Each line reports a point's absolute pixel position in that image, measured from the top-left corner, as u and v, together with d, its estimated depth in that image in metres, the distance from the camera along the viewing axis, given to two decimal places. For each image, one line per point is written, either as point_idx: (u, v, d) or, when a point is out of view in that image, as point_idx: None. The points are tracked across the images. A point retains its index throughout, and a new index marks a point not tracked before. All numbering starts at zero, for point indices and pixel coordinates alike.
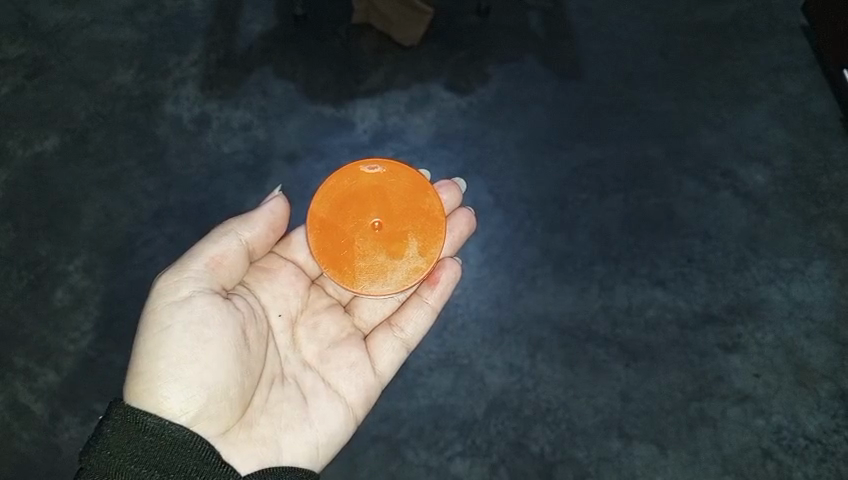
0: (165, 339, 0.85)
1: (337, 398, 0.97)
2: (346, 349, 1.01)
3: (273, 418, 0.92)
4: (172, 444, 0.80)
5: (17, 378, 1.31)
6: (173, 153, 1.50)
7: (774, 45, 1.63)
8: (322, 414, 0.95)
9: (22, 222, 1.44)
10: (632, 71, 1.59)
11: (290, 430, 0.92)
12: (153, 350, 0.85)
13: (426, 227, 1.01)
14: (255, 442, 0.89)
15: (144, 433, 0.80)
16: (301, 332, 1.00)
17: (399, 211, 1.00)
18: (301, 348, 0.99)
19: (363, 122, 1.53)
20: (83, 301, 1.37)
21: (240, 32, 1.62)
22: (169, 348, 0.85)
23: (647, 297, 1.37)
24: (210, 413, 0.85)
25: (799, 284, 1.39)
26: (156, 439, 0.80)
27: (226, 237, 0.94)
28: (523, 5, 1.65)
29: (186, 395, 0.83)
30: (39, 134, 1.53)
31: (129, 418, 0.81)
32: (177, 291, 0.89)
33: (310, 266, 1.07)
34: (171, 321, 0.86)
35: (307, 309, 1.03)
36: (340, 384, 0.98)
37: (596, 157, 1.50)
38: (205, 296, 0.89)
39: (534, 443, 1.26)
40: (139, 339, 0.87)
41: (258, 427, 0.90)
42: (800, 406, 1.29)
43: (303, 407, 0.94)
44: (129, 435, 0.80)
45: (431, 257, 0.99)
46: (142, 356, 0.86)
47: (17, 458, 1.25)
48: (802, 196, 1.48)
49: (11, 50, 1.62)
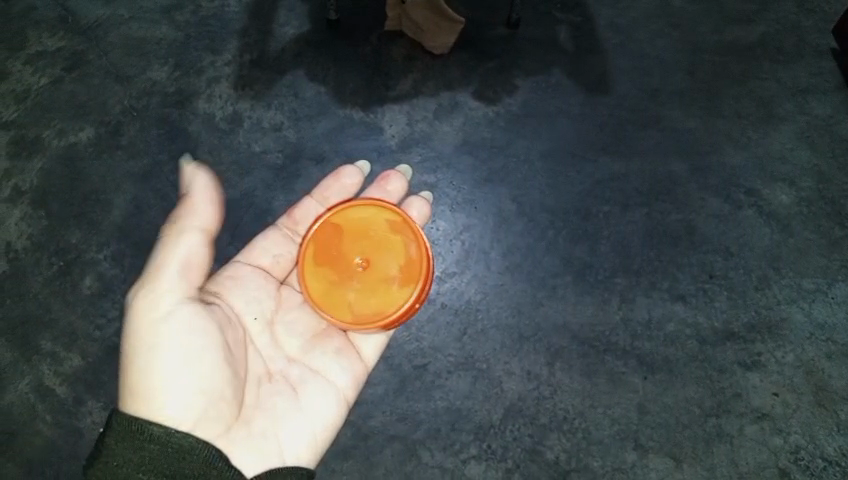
0: (159, 355, 0.90)
1: (328, 386, 1.02)
2: (328, 337, 1.06)
3: (266, 413, 0.96)
4: (176, 452, 0.83)
5: (43, 361, 1.33)
6: (204, 149, 1.53)
7: (804, 67, 1.64)
8: (312, 399, 1.00)
9: (53, 210, 1.47)
10: (659, 88, 1.61)
11: (287, 422, 0.96)
12: (144, 361, 0.90)
13: (328, 271, 1.06)
14: (259, 437, 0.93)
15: (151, 442, 0.82)
16: (279, 331, 1.04)
17: (369, 246, 1.07)
18: (284, 346, 1.03)
19: (391, 127, 1.55)
20: (111, 289, 1.40)
21: (273, 35, 1.66)
22: (169, 362, 0.89)
23: (667, 311, 1.38)
24: (212, 415, 0.89)
25: (821, 305, 1.39)
26: (162, 445, 0.83)
27: (187, 235, 0.94)
28: (553, 18, 1.67)
29: (197, 407, 0.89)
30: (74, 126, 1.56)
31: (134, 428, 0.83)
32: (160, 307, 0.92)
33: (275, 269, 1.11)
34: (150, 336, 0.91)
35: (282, 308, 1.06)
36: (330, 371, 1.04)
37: (621, 170, 1.51)
38: (186, 305, 0.92)
39: (549, 450, 1.26)
40: (136, 357, 0.91)
41: (256, 424, 0.94)
42: (818, 428, 1.28)
43: (294, 399, 0.98)
44: (135, 444, 0.82)
45: (325, 293, 1.05)
46: (145, 372, 0.89)
47: (40, 440, 1.27)
48: (826, 217, 1.48)
49: (49, 43, 1.67)
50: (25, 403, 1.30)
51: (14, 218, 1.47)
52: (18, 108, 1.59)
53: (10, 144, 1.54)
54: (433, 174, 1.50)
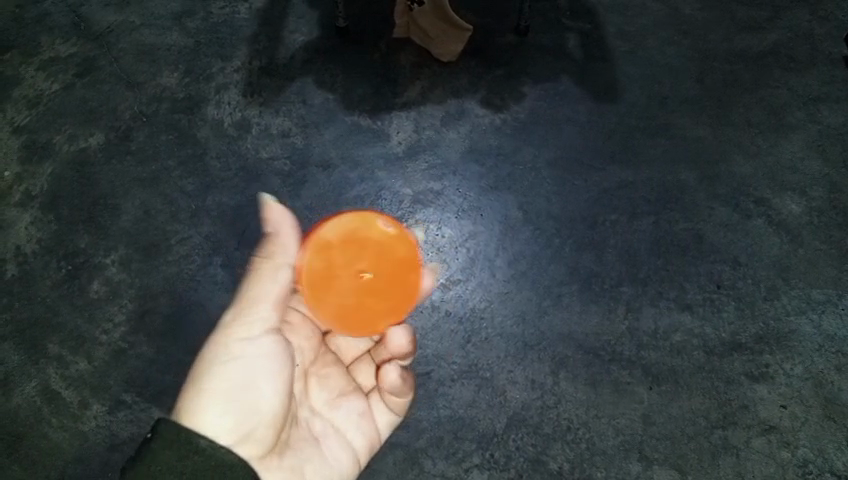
0: (227, 369, 0.91)
1: (347, 441, 0.98)
2: (353, 398, 1.02)
3: (295, 453, 0.92)
4: (221, 467, 0.82)
5: (49, 365, 1.34)
6: (213, 155, 1.54)
7: (816, 76, 1.63)
8: (335, 451, 0.96)
9: (63, 214, 1.48)
10: (669, 96, 1.60)
11: (310, 466, 0.93)
12: (212, 370, 0.91)
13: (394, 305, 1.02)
14: (282, 472, 0.90)
15: (195, 453, 0.82)
16: (313, 381, 1.00)
17: (372, 254, 1.01)
18: (312, 395, 0.99)
19: (398, 134, 1.56)
20: (118, 293, 1.40)
21: (283, 42, 1.67)
22: (236, 378, 0.90)
23: (674, 321, 1.36)
24: (257, 437, 0.88)
25: (831, 317, 1.37)
26: (205, 458, 0.82)
27: (279, 271, 0.96)
28: (562, 26, 1.68)
29: (249, 424, 0.88)
30: (84, 131, 1.58)
31: (183, 437, 0.82)
32: (245, 330, 0.93)
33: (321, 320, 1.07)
34: (231, 343, 0.92)
35: (319, 360, 1.03)
36: (350, 430, 0.99)
37: (628, 178, 1.50)
38: (270, 333, 0.94)
39: (553, 461, 1.24)
40: (207, 368, 0.91)
41: (285, 460, 0.91)
42: (828, 441, 1.26)
43: (317, 448, 0.95)
44: (180, 452, 0.81)
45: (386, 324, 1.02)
46: (209, 378, 0.91)
47: (44, 442, 1.27)
48: (837, 228, 1.46)
49: (62, 48, 1.69)
50: (31, 407, 1.30)
51: (24, 221, 1.48)
52: (30, 113, 1.61)
53: (22, 149, 1.56)
54: (439, 181, 1.50)
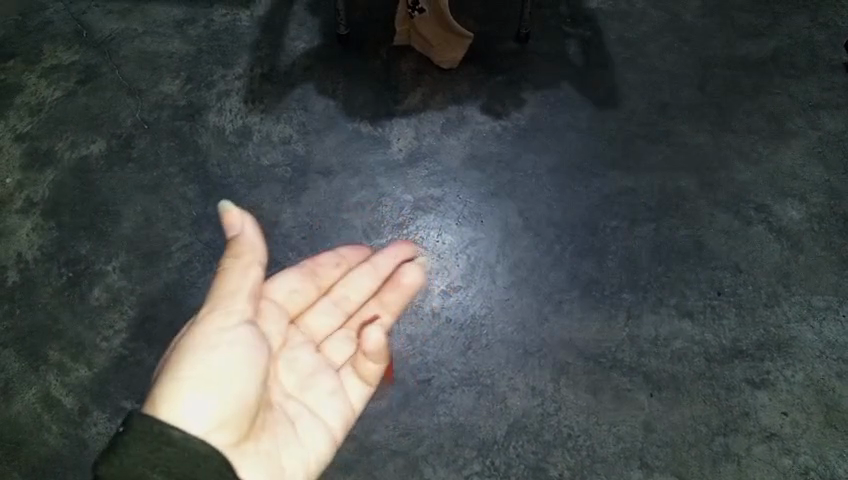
0: (203, 356, 0.87)
1: (322, 423, 0.97)
2: (327, 381, 1.01)
3: (273, 437, 0.90)
4: (193, 460, 0.78)
5: (50, 372, 1.33)
6: (214, 162, 1.55)
7: (816, 82, 1.64)
8: (311, 430, 0.95)
9: (64, 221, 1.49)
10: (669, 102, 1.60)
11: (286, 449, 0.91)
12: (186, 357, 0.87)
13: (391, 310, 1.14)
14: (260, 458, 0.88)
15: (166, 444, 0.78)
16: (283, 364, 0.98)
17: None
18: (285, 380, 0.97)
19: (399, 141, 1.56)
20: (118, 300, 1.40)
21: (285, 50, 1.69)
22: (212, 364, 0.86)
23: (674, 328, 1.36)
24: (232, 424, 0.85)
25: (832, 323, 1.36)
26: (179, 450, 0.79)
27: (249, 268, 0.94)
28: (561, 34, 1.69)
29: (226, 411, 0.85)
30: (86, 138, 1.58)
31: (153, 428, 0.79)
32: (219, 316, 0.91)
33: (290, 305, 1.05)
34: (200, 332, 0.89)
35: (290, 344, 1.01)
36: (324, 411, 0.98)
37: (629, 185, 1.51)
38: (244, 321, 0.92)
39: (554, 468, 1.22)
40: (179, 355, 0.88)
41: (261, 446, 0.88)
42: (830, 449, 1.24)
43: (293, 430, 0.93)
44: (151, 444, 0.78)
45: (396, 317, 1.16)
46: (182, 367, 0.86)
47: (42, 450, 1.25)
48: (838, 234, 1.46)
49: (64, 56, 1.70)
50: (31, 413, 1.29)
51: (25, 228, 1.48)
52: (31, 120, 1.61)
53: (24, 156, 1.57)
54: (440, 188, 1.51)
